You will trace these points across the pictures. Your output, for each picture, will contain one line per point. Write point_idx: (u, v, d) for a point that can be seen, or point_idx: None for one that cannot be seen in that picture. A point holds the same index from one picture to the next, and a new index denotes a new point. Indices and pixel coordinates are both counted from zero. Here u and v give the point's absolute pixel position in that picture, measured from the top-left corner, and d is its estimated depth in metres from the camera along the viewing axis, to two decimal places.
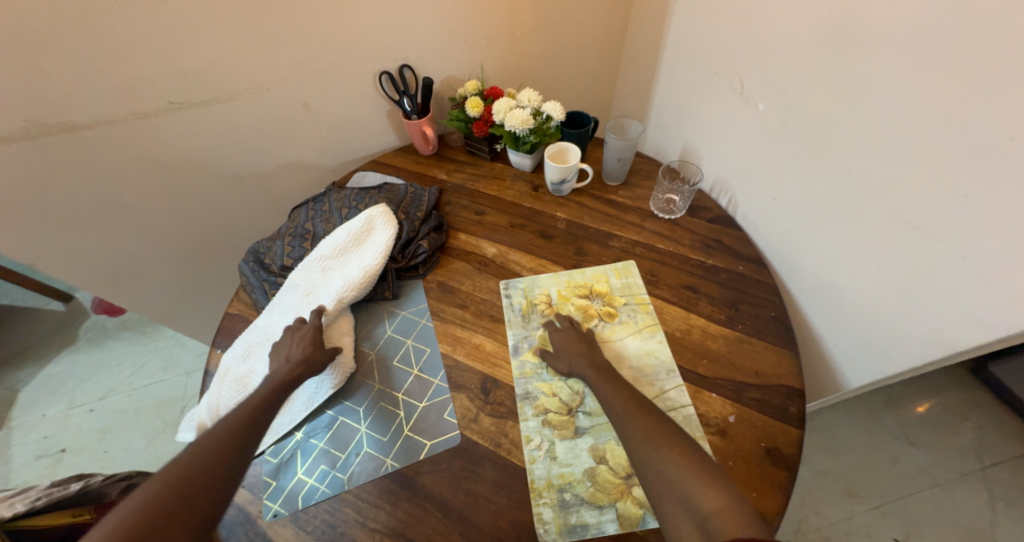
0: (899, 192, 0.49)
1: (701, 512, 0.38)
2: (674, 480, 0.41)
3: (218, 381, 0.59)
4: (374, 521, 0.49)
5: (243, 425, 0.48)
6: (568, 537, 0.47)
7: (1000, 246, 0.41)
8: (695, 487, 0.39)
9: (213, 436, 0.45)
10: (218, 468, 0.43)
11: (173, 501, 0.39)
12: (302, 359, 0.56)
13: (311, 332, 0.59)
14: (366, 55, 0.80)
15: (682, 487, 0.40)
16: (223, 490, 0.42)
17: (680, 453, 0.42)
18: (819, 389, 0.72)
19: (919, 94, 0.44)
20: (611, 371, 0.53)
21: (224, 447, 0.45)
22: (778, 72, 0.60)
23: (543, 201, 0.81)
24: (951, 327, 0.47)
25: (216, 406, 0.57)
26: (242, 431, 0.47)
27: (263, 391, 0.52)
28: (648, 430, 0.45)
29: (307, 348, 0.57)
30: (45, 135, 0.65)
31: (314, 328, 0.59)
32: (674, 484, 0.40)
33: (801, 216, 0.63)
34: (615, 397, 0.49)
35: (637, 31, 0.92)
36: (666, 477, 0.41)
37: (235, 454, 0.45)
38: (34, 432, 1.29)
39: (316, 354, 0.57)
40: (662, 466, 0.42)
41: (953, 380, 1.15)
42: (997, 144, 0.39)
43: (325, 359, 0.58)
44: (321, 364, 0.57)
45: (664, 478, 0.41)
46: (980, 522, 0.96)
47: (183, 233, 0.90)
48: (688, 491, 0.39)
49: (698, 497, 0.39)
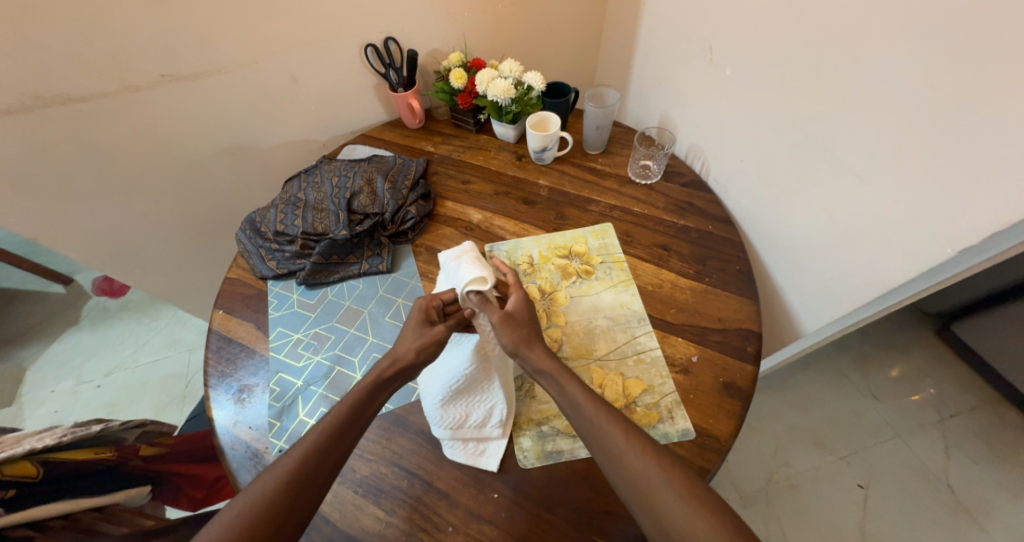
0: (846, 142, 0.53)
1: (673, 512, 0.40)
2: (639, 474, 0.43)
3: (242, 428, 0.58)
4: (370, 452, 0.55)
5: (348, 424, 0.47)
6: (545, 461, 0.52)
7: (922, 190, 0.46)
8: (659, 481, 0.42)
9: (314, 433, 0.45)
10: (312, 481, 0.43)
11: (272, 511, 0.41)
12: (395, 360, 0.53)
13: (419, 324, 0.56)
14: (350, 29, 0.83)
15: (615, 450, 0.45)
16: (311, 499, 0.42)
17: (641, 441, 0.45)
18: (782, 339, 0.78)
19: (857, 53, 0.48)
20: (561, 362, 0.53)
21: (324, 455, 0.44)
22: (740, 39, 0.63)
23: (527, 170, 0.85)
24: (884, 267, 0.53)
25: (240, 427, 0.58)
26: (341, 428, 0.47)
27: (363, 388, 0.50)
28: (609, 414, 0.47)
29: (420, 335, 0.54)
30: (42, 107, 0.68)
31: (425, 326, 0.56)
32: (628, 459, 0.44)
33: (764, 176, 0.67)
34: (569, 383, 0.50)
35: (616, 4, 0.95)
36: (630, 470, 0.43)
37: (324, 463, 0.44)
38: (44, 406, 1.34)
39: (402, 347, 0.54)
40: (627, 461, 0.44)
41: (919, 340, 1.22)
42: (919, 95, 0.44)
43: (410, 347, 0.54)
44: (408, 353, 0.53)
45: (630, 470, 0.43)
46: (937, 466, 1.04)
47: (181, 206, 0.93)
48: (662, 500, 0.41)
49: (659, 501, 0.41)
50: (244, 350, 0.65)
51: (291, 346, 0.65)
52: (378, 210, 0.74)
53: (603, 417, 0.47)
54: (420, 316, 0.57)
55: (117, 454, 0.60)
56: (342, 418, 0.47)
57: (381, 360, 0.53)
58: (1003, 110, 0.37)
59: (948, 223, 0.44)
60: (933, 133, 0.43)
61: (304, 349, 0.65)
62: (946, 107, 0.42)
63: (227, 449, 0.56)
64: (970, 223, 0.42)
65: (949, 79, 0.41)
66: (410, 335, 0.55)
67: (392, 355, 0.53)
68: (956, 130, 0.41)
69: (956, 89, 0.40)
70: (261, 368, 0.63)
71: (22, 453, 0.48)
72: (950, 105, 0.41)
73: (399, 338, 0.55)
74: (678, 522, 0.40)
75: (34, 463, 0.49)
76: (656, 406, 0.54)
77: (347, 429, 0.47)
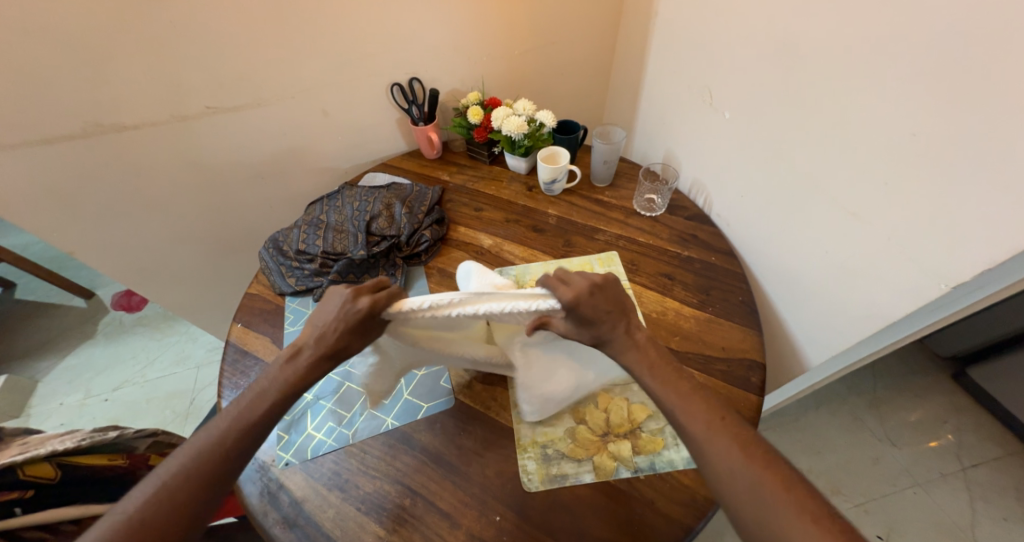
0: (839, 182, 0.56)
1: (761, 518, 0.36)
2: (720, 468, 0.39)
3: None
4: (375, 469, 0.55)
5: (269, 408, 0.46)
6: (549, 485, 0.53)
7: (913, 225, 0.48)
8: (741, 469, 0.39)
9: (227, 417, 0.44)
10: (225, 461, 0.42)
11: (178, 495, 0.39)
12: (331, 351, 0.49)
13: (348, 314, 0.49)
14: (378, 70, 0.90)
15: (695, 439, 0.42)
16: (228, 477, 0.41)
17: (730, 435, 0.41)
18: (790, 374, 0.78)
19: (849, 101, 0.52)
20: (655, 352, 0.49)
21: (243, 433, 0.44)
22: (739, 85, 0.68)
23: (536, 200, 0.89)
24: (883, 301, 0.54)
25: None
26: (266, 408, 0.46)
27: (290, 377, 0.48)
28: (692, 402, 0.44)
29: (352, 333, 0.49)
30: (99, 134, 0.75)
31: (353, 314, 0.49)
32: (704, 446, 0.41)
33: (765, 213, 0.70)
34: (655, 370, 0.47)
35: (624, 51, 1.02)
36: (715, 468, 0.40)
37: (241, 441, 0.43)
38: (51, 418, 1.35)
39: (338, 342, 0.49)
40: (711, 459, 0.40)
41: (934, 385, 1.20)
42: (902, 140, 0.47)
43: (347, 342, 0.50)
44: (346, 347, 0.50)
45: (714, 468, 0.40)
46: (962, 521, 0.99)
47: (208, 228, 0.98)
48: (756, 503, 0.37)
49: (749, 504, 0.37)
50: (258, 363, 0.67)
51: None
52: (394, 232, 0.78)
53: (689, 410, 0.43)
54: (344, 301, 0.50)
55: (128, 462, 0.60)
56: (241, 419, 0.44)
57: (309, 350, 0.49)
58: (984, 157, 0.40)
59: (940, 261, 0.46)
60: (920, 177, 0.46)
61: None
62: (926, 152, 0.45)
63: None
64: (961, 260, 0.44)
65: (928, 126, 0.44)
66: (326, 311, 0.52)
67: (321, 341, 0.50)
68: (938, 172, 0.44)
69: (935, 134, 0.44)
70: None
71: (44, 455, 0.50)
72: (930, 151, 0.45)
73: (324, 322, 0.51)
74: (769, 532, 0.35)
75: (53, 465, 0.51)
76: (660, 432, 0.57)
77: (247, 431, 0.44)
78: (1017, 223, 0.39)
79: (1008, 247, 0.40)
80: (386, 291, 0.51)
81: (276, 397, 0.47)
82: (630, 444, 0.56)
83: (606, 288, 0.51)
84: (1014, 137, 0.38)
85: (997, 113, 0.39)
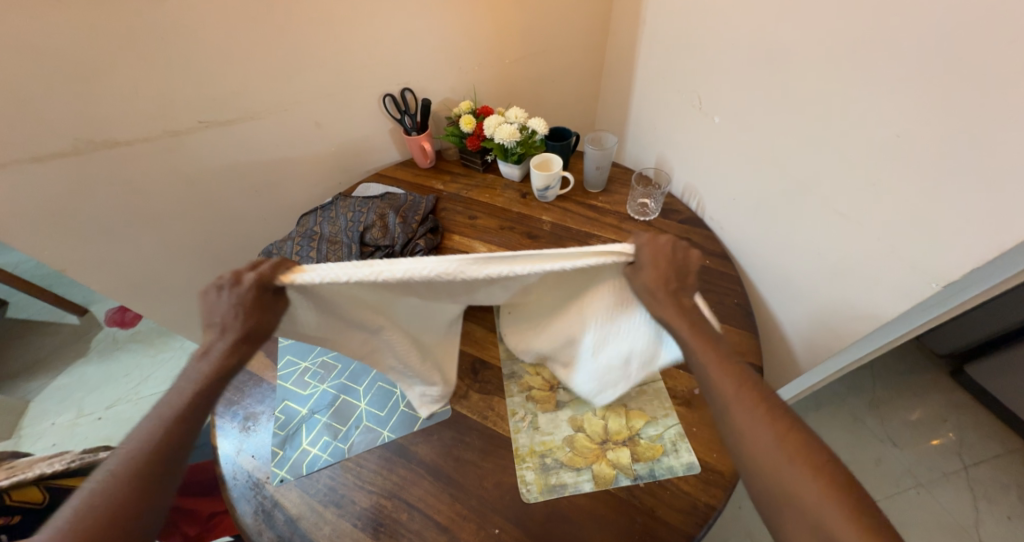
0: (828, 183, 0.56)
1: (776, 481, 0.37)
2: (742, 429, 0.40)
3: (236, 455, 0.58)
4: (371, 484, 0.54)
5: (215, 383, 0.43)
6: (548, 496, 0.52)
7: (901, 224, 0.48)
8: (761, 434, 0.39)
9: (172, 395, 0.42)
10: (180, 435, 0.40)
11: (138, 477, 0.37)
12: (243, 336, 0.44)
13: (243, 296, 0.44)
14: (370, 82, 0.90)
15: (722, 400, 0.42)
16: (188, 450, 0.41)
17: (756, 401, 0.41)
18: (788, 377, 0.78)
19: (835, 104, 0.53)
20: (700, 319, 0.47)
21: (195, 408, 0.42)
22: (727, 90, 0.69)
23: (531, 207, 0.89)
24: (876, 300, 0.54)
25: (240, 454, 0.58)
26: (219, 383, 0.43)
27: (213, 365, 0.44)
28: (724, 367, 0.43)
29: (254, 311, 0.44)
30: (90, 150, 0.74)
31: (246, 292, 0.44)
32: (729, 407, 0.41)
33: (756, 215, 0.70)
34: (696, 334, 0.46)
35: (613, 58, 1.03)
36: (738, 429, 0.40)
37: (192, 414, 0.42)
38: (43, 439, 1.33)
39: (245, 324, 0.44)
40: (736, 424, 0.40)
41: (932, 384, 1.20)
42: (888, 142, 0.48)
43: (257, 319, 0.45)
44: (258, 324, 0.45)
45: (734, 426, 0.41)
46: (966, 520, 0.98)
47: (201, 242, 0.97)
48: (774, 465, 0.37)
49: (770, 470, 0.37)
50: (252, 379, 0.66)
51: (297, 375, 0.66)
52: (389, 242, 0.78)
53: (721, 372, 0.43)
54: (229, 284, 0.45)
55: None
56: (164, 424, 0.40)
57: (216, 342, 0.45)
58: (970, 154, 0.41)
59: (930, 258, 0.47)
60: (908, 176, 0.47)
61: (310, 378, 0.66)
62: (912, 152, 0.46)
63: (229, 478, 0.56)
64: (951, 258, 0.44)
65: (912, 127, 0.45)
66: (217, 305, 0.45)
67: (223, 328, 0.45)
68: (924, 171, 0.45)
69: (920, 134, 0.44)
70: (267, 397, 0.64)
71: (32, 478, 0.52)
72: (915, 151, 0.45)
73: (216, 311, 0.45)
74: (783, 493, 0.36)
75: (41, 489, 0.53)
76: (659, 438, 0.57)
77: (173, 438, 0.40)
78: (1006, 218, 0.39)
79: (1000, 244, 0.40)
80: (271, 262, 0.45)
81: (196, 397, 0.42)
82: (629, 451, 0.56)
83: (677, 249, 0.49)
84: (1000, 134, 0.38)
85: (982, 112, 0.39)
